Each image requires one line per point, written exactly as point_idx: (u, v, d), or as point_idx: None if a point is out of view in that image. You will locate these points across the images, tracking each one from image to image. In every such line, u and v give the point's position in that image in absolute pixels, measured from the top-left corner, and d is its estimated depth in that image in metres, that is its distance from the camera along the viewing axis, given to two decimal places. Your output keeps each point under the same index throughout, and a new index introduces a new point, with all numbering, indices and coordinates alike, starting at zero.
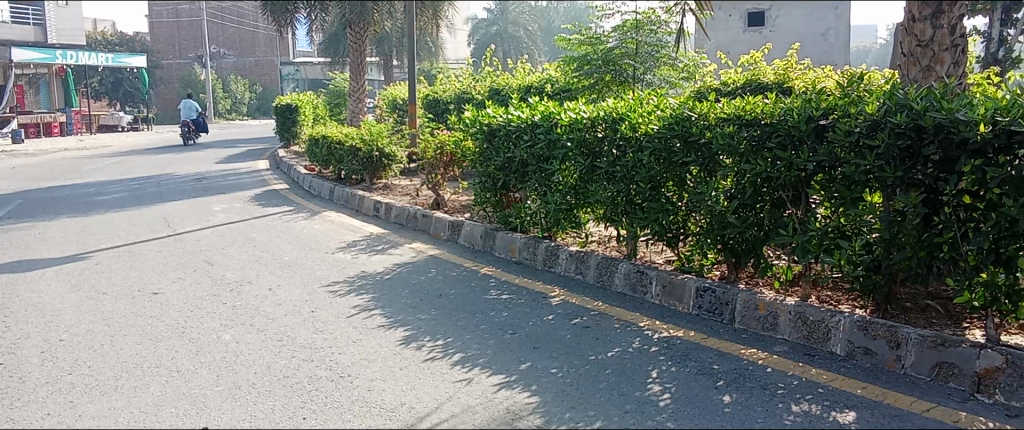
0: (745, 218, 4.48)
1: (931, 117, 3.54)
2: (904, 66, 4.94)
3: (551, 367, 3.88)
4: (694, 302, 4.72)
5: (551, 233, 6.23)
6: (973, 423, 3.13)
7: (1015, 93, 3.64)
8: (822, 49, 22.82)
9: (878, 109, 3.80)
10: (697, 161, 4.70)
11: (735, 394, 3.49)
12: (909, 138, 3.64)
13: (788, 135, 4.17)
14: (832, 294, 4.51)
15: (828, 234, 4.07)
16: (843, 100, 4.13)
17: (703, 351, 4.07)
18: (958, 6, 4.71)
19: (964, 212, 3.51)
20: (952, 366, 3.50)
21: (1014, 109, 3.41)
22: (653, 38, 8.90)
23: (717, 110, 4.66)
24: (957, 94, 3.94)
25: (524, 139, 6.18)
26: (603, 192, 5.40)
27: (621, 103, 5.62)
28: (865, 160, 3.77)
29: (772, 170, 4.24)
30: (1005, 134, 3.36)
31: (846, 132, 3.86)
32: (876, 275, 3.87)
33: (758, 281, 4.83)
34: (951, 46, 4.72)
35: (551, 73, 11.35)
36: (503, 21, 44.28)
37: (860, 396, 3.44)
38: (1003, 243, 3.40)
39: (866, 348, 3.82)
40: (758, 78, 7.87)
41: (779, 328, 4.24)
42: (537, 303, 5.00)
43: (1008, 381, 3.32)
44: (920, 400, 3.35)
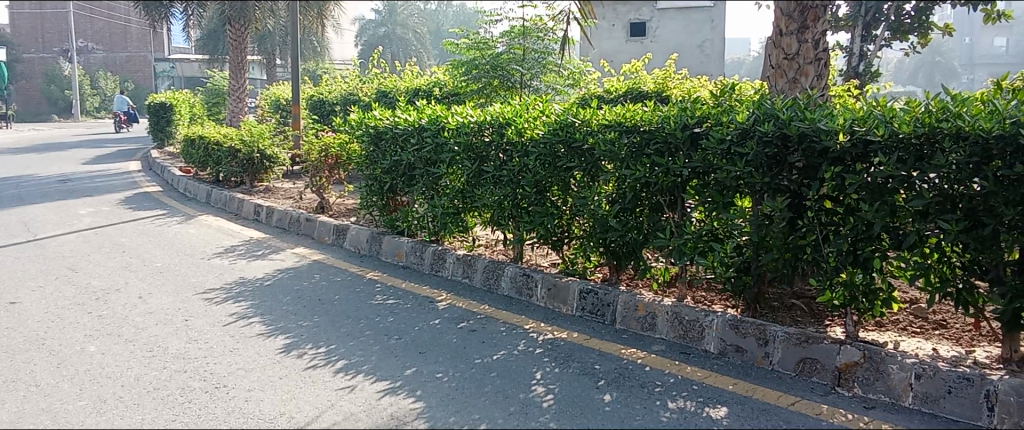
0: (625, 222, 4.62)
1: (795, 126, 3.74)
2: (772, 78, 5.21)
3: (436, 372, 3.86)
4: (577, 304, 4.82)
5: (438, 238, 6.20)
6: (834, 415, 3.31)
7: (871, 105, 3.88)
8: (698, 59, 23.95)
9: (748, 118, 3.98)
10: (580, 166, 4.80)
11: (615, 393, 3.58)
12: (775, 147, 3.84)
13: (665, 142, 4.32)
14: (706, 294, 4.71)
15: (702, 237, 4.23)
16: (715, 109, 4.31)
17: (585, 352, 4.15)
18: (821, 22, 5.02)
19: (825, 216, 3.74)
20: (814, 361, 3.71)
21: (869, 119, 3.63)
22: (539, 45, 8.99)
23: (599, 116, 4.78)
24: (820, 104, 4.18)
25: (411, 142, 6.12)
26: (489, 196, 5.44)
27: (507, 107, 5.66)
28: (735, 167, 3.94)
29: (650, 175, 4.39)
30: (861, 144, 3.57)
31: (718, 140, 4.03)
32: (746, 276, 4.10)
33: (638, 283, 4.98)
34: (814, 60, 5.03)
35: (439, 77, 11.34)
36: (391, 23, 43.91)
37: (732, 391, 3.59)
38: (860, 245, 3.62)
39: (737, 346, 4.01)
40: (638, 86, 8.09)
41: (657, 328, 4.38)
42: (422, 308, 4.96)
43: (865, 375, 3.52)
44: (786, 394, 3.54)
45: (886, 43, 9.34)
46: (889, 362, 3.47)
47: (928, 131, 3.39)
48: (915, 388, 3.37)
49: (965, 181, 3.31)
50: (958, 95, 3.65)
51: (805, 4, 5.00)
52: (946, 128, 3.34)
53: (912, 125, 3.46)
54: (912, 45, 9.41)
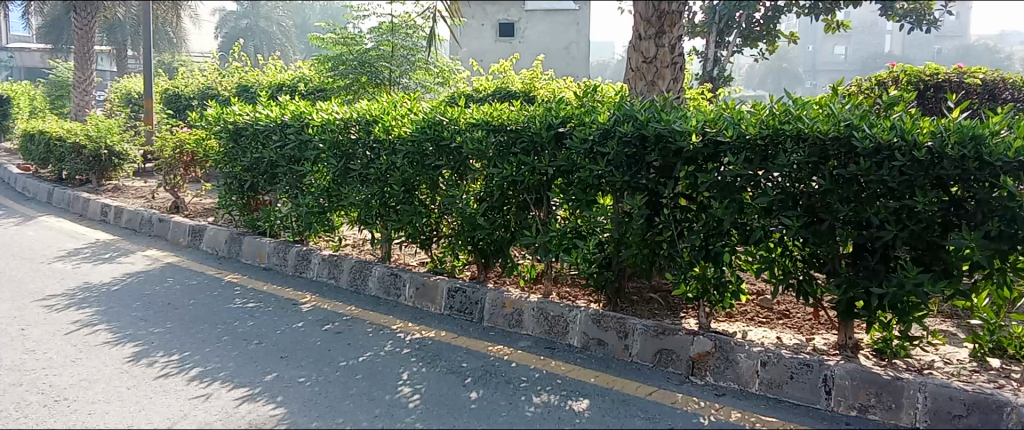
0: (493, 220, 4.66)
1: (653, 127, 3.89)
2: (631, 81, 5.40)
3: (298, 377, 3.74)
4: (445, 303, 4.81)
5: (302, 238, 6.04)
6: (687, 403, 3.47)
7: (722, 107, 4.09)
8: (564, 61, 24.99)
9: (609, 119, 4.10)
10: (448, 165, 4.79)
11: (481, 391, 3.60)
12: (634, 147, 3.97)
13: (531, 142, 4.38)
14: (571, 290, 4.82)
15: (566, 235, 4.34)
16: (578, 109, 4.41)
17: (452, 350, 4.15)
18: (678, 28, 5.25)
19: (680, 213, 3.92)
20: (670, 352, 3.87)
21: (719, 121, 3.81)
22: (408, 42, 8.95)
23: (467, 114, 4.78)
24: (676, 106, 4.36)
25: (273, 139, 5.91)
26: (356, 194, 5.33)
27: (375, 105, 5.57)
28: (597, 166, 4.05)
29: (517, 174, 4.44)
30: (712, 145, 3.75)
31: (581, 140, 4.12)
32: (607, 272, 4.24)
33: (506, 280, 5.04)
34: (671, 64, 5.26)
35: (304, 72, 11.01)
36: (255, 16, 42.33)
37: (594, 384, 3.69)
38: (711, 241, 3.82)
39: (599, 339, 4.12)
40: (507, 86, 8.14)
41: (523, 325, 4.45)
42: (285, 311, 4.81)
43: (716, 364, 3.71)
44: (644, 385, 3.67)
45: (737, 49, 9.79)
46: (737, 351, 3.66)
47: (771, 133, 3.59)
48: (761, 374, 3.57)
49: (804, 180, 3.53)
50: (799, 99, 3.89)
51: (662, 10, 5.20)
52: (788, 131, 3.55)
53: (757, 127, 3.65)
54: (761, 52, 9.93)
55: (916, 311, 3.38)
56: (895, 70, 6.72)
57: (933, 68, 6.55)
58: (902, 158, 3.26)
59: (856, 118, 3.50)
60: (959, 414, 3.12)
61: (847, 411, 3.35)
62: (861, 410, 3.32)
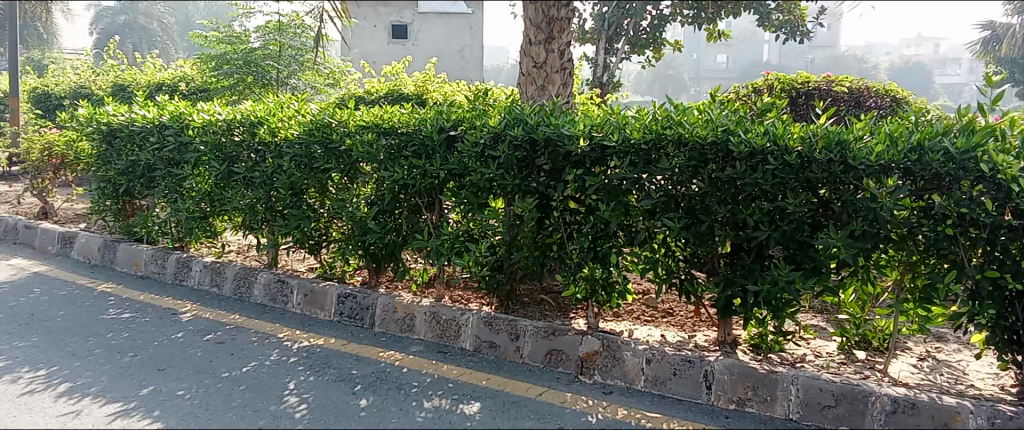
0: (384, 223, 4.60)
1: (542, 131, 3.94)
2: (522, 85, 5.46)
3: (177, 390, 3.57)
4: (335, 309, 4.71)
5: (182, 244, 5.81)
6: (576, 402, 3.52)
7: (608, 112, 4.19)
8: (458, 65, 25.05)
9: (499, 123, 4.13)
10: (337, 168, 4.69)
11: (371, 398, 3.54)
12: (524, 150, 4.01)
13: (422, 145, 4.35)
14: (463, 293, 4.82)
15: (458, 238, 4.33)
16: (469, 112, 4.41)
17: (342, 358, 4.07)
18: (566, 34, 5.35)
19: (569, 215, 3.99)
20: (560, 352, 3.92)
21: (606, 126, 3.89)
22: (296, 42, 8.80)
23: (357, 117, 4.71)
24: (564, 111, 4.44)
25: (151, 141, 5.64)
26: (241, 198, 5.15)
27: (260, 106, 5.40)
28: (488, 169, 4.06)
29: (408, 177, 4.40)
30: (598, 149, 3.83)
31: (473, 144, 4.13)
32: (499, 274, 4.27)
33: (397, 285, 4.99)
34: (560, 69, 5.36)
35: (185, 71, 10.58)
36: (134, 12, 40.36)
37: (485, 386, 3.70)
38: (599, 242, 3.90)
39: (491, 341, 4.14)
40: (399, 88, 8.06)
41: (414, 329, 4.41)
42: (164, 321, 4.59)
43: (604, 363, 3.79)
44: (535, 386, 3.70)
45: (625, 56, 10.06)
46: (624, 350, 3.76)
47: (654, 137, 3.69)
48: (646, 371, 3.67)
49: (686, 183, 3.65)
50: (681, 105, 4.03)
51: (551, 16, 5.28)
52: (670, 135, 3.66)
53: (641, 132, 3.75)
54: (648, 59, 10.22)
55: (788, 307, 3.54)
56: (769, 77, 7.06)
57: (804, 76, 6.93)
58: (775, 162, 3.41)
59: (732, 124, 3.64)
60: (828, 404, 3.28)
61: (727, 404, 3.47)
62: (739, 404, 3.45)
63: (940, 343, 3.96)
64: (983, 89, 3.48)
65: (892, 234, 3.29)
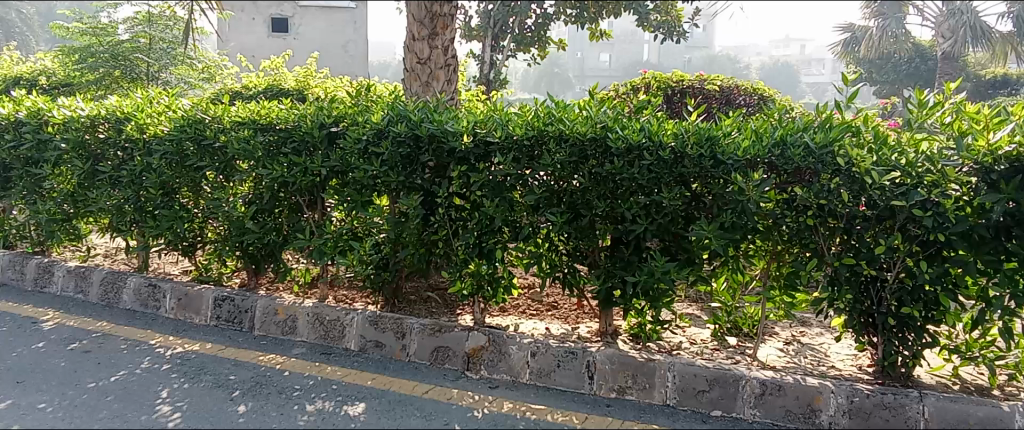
0: (263, 223, 4.46)
1: (426, 128, 3.92)
2: (406, 81, 5.42)
3: (37, 403, 3.35)
4: (212, 313, 4.54)
5: (42, 248, 5.49)
6: (462, 398, 3.53)
7: (491, 109, 4.21)
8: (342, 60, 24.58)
9: (382, 119, 4.08)
10: (212, 166, 4.51)
11: (250, 403, 3.42)
12: (408, 147, 3.98)
13: (302, 141, 4.23)
14: (347, 293, 4.75)
15: (342, 237, 4.25)
16: (352, 108, 4.33)
17: (219, 363, 3.92)
18: (450, 30, 5.36)
19: (455, 212, 3.98)
20: (446, 349, 3.92)
21: (489, 122, 3.90)
22: (168, 34, 8.56)
23: (231, 113, 4.53)
24: (448, 107, 4.43)
25: (5, 138, 5.25)
26: (107, 199, 4.86)
27: (127, 101, 5.12)
28: (371, 166, 3.99)
29: (287, 175, 4.27)
30: (482, 145, 3.84)
31: (355, 140, 4.05)
32: (384, 272, 4.23)
33: (278, 286, 4.87)
34: (444, 65, 5.35)
35: (44, 65, 9.92)
36: None
37: (370, 386, 3.65)
38: (484, 238, 3.91)
39: (376, 341, 4.09)
40: (278, 83, 7.82)
41: (296, 331, 4.30)
42: (23, 330, 4.29)
43: (490, 357, 3.82)
44: (421, 384, 3.68)
45: (511, 54, 10.13)
46: (509, 344, 3.79)
47: (536, 133, 3.74)
48: (531, 365, 3.72)
49: (567, 178, 3.72)
50: (561, 101, 4.09)
51: (434, 11, 5.26)
52: (551, 131, 3.71)
53: (524, 128, 3.78)
54: (533, 57, 10.31)
55: (664, 296, 3.67)
56: (647, 76, 7.26)
57: (679, 75, 7.19)
58: (650, 157, 3.50)
59: (610, 121, 3.73)
60: (702, 389, 3.40)
61: (608, 393, 3.56)
62: (620, 392, 3.54)
63: (804, 328, 4.21)
64: (841, 87, 3.66)
65: (758, 225, 3.44)
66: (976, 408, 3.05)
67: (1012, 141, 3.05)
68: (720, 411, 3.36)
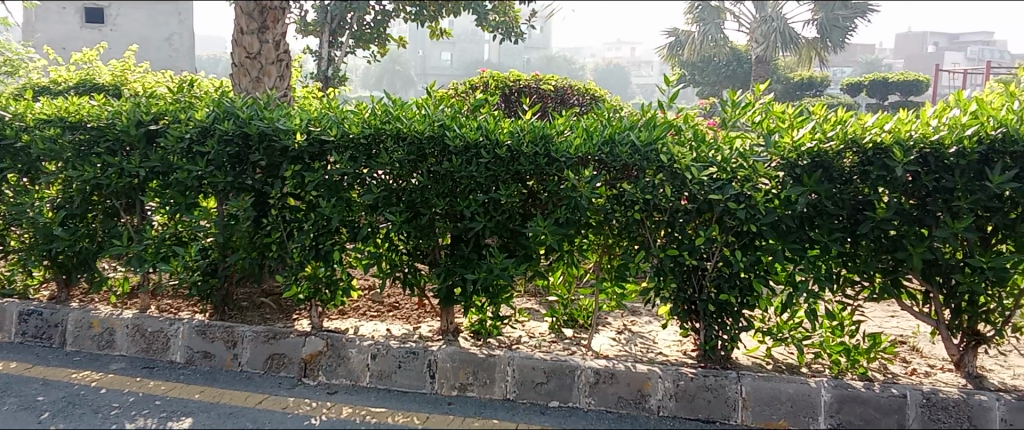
0: (74, 229, 4.14)
1: (255, 125, 3.76)
2: (234, 77, 5.17)
3: None
4: (17, 329, 4.17)
5: None
6: (298, 406, 3.40)
7: (323, 106, 4.10)
8: (167, 55, 23.10)
9: (207, 116, 3.87)
10: (13, 167, 4.11)
11: (61, 425, 3.14)
12: (236, 145, 3.80)
13: (117, 140, 3.94)
14: (172, 302, 4.47)
15: (165, 242, 4.00)
16: (174, 104, 4.07)
17: (25, 383, 3.57)
18: (280, 25, 5.20)
19: (288, 213, 3.84)
20: (281, 356, 3.78)
21: (323, 120, 3.79)
22: None
23: (35, 109, 4.15)
24: (279, 103, 4.26)
25: None
26: None
27: None
28: (196, 167, 3.77)
29: (101, 177, 3.96)
30: (317, 144, 3.72)
31: (177, 139, 3.82)
32: (212, 279, 4.03)
33: (93, 297, 4.52)
34: (276, 61, 5.16)
35: None
36: None
37: (198, 400, 3.45)
38: (321, 240, 3.80)
39: (205, 351, 3.88)
40: (92, 78, 7.23)
41: (115, 345, 4.01)
42: None
43: (328, 362, 3.72)
44: (255, 394, 3.53)
45: (349, 50, 9.88)
46: (348, 347, 3.70)
47: (373, 131, 3.66)
48: (371, 367, 3.65)
49: (405, 177, 3.66)
50: (398, 99, 3.93)
51: (263, 5, 5.09)
52: (388, 130, 3.64)
53: (360, 126, 3.70)
54: (373, 54, 10.11)
55: (503, 292, 3.70)
56: (485, 75, 7.30)
57: (516, 74, 7.29)
58: (487, 155, 3.51)
59: (448, 119, 3.68)
60: (540, 381, 3.47)
61: (449, 391, 3.56)
62: (461, 389, 3.55)
63: (634, 317, 4.40)
64: (663, 89, 3.84)
65: (591, 220, 3.55)
66: (787, 385, 3.24)
67: (813, 138, 3.29)
68: (558, 401, 3.45)
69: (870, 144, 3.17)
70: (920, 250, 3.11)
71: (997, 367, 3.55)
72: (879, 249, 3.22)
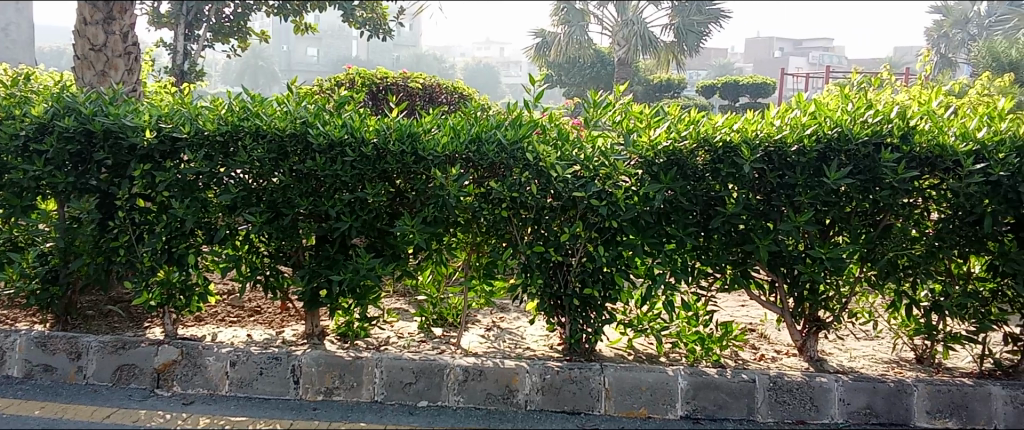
0: None
1: (99, 122, 3.52)
2: (77, 70, 4.83)
3: None
4: None
5: None
6: (151, 419, 3.21)
7: (176, 102, 3.89)
8: None
9: (45, 112, 3.58)
10: None
11: None
12: (77, 143, 3.54)
13: None
14: (8, 312, 4.13)
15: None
16: (6, 99, 3.75)
17: None
18: (128, 15, 4.92)
19: (138, 215, 3.62)
20: (131, 367, 3.56)
21: (175, 116, 3.60)
22: None
23: None
24: (127, 98, 3.99)
25: None
26: None
27: None
28: (32, 166, 3.49)
29: None
30: (168, 141, 3.52)
31: (10, 136, 3.52)
32: (53, 287, 3.74)
33: None
34: (123, 53, 4.86)
35: None
36: None
37: (36, 417, 3.19)
38: (174, 243, 3.60)
39: (45, 365, 3.60)
40: None
41: None
42: None
43: (183, 371, 3.53)
44: (102, 407, 3.30)
45: (207, 44, 9.45)
46: (205, 355, 3.53)
47: (230, 129, 3.50)
48: (231, 375, 3.50)
49: (266, 176, 3.51)
50: (258, 96, 3.78)
51: None
52: (246, 127, 3.49)
53: (215, 123, 3.53)
54: (233, 48, 9.65)
55: (370, 293, 3.63)
56: (350, 72, 7.17)
57: (383, 72, 7.24)
58: (352, 154, 3.42)
59: (311, 116, 3.57)
60: (409, 381, 3.44)
61: (314, 396, 3.47)
62: (327, 394, 3.47)
63: (503, 313, 4.45)
64: (528, 88, 3.86)
65: (458, 219, 3.53)
66: (647, 374, 3.37)
67: (668, 137, 3.42)
68: (426, 401, 3.43)
69: (720, 143, 3.34)
70: (765, 242, 3.32)
71: (835, 350, 3.84)
72: (729, 242, 3.41)
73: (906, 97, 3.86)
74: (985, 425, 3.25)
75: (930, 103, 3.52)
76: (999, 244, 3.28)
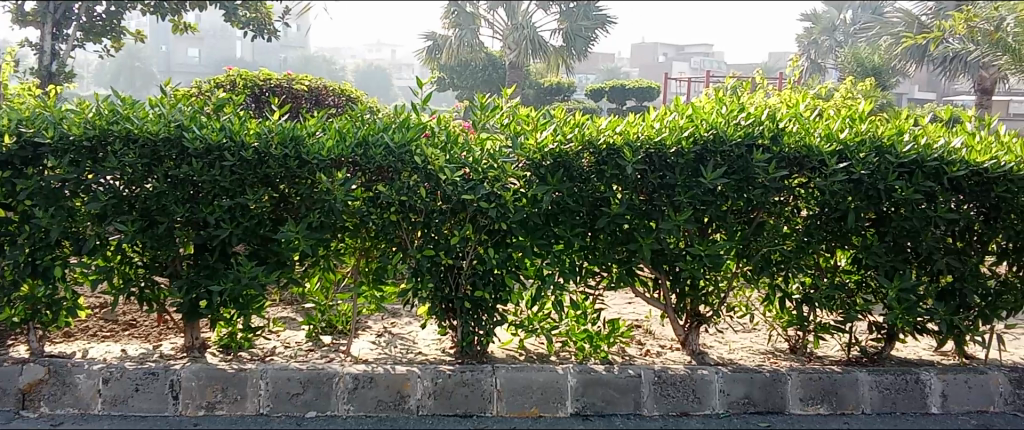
0: None
1: None
2: None
3: None
4: None
5: None
6: None
7: (38, 104, 3.65)
8: None
9: None
10: None
11: None
12: None
13: None
14: None
15: None
16: None
17: None
18: None
19: None
20: None
21: (36, 120, 3.38)
22: None
23: None
24: None
25: None
26: None
27: None
28: None
29: None
30: (30, 147, 3.33)
31: None
32: None
33: None
34: None
35: None
36: None
37: None
38: (38, 255, 3.38)
39: None
40: None
41: None
42: None
43: (51, 391, 3.32)
44: None
45: (77, 44, 8.86)
46: (75, 373, 3.33)
47: (98, 133, 3.31)
48: (104, 393, 3.32)
49: (139, 183, 3.34)
50: (130, 99, 3.61)
51: None
52: (116, 131, 3.31)
53: (81, 127, 3.34)
54: (106, 48, 9.14)
55: (254, 302, 3.51)
56: (231, 74, 6.92)
57: (266, 74, 7.05)
58: (232, 159, 3.30)
59: (186, 119, 3.43)
60: (296, 392, 3.34)
61: (196, 412, 3.32)
62: (209, 408, 3.33)
63: (395, 318, 4.40)
64: (415, 90, 3.82)
65: (346, 223, 3.45)
66: (538, 373, 3.40)
67: (555, 140, 3.47)
68: (315, 411, 3.34)
69: (603, 145, 3.41)
70: (648, 241, 3.42)
71: (716, 343, 3.99)
72: (614, 241, 3.49)
73: (776, 101, 4.06)
74: (853, 409, 3.45)
75: (798, 106, 3.72)
76: (861, 238, 3.49)
